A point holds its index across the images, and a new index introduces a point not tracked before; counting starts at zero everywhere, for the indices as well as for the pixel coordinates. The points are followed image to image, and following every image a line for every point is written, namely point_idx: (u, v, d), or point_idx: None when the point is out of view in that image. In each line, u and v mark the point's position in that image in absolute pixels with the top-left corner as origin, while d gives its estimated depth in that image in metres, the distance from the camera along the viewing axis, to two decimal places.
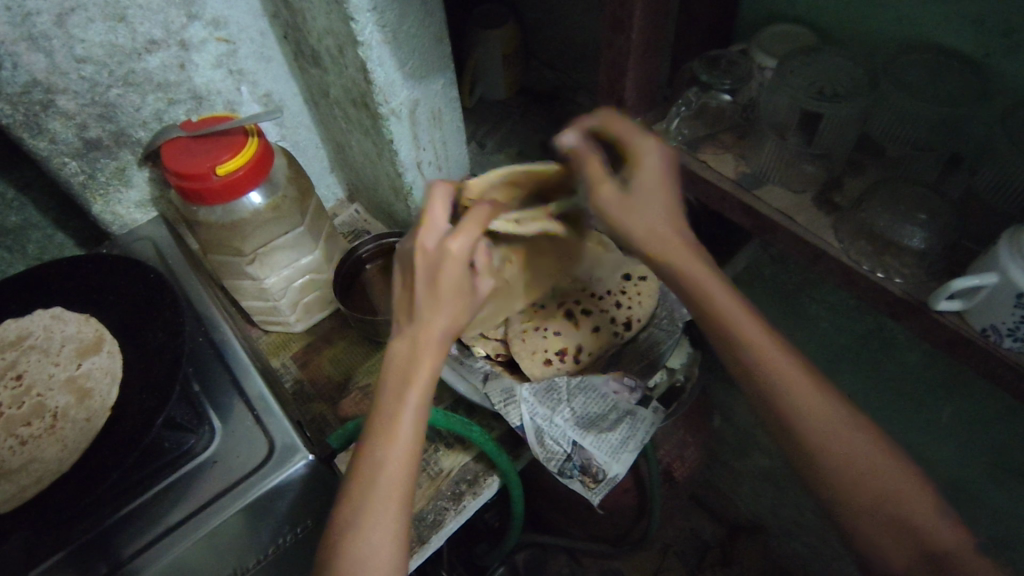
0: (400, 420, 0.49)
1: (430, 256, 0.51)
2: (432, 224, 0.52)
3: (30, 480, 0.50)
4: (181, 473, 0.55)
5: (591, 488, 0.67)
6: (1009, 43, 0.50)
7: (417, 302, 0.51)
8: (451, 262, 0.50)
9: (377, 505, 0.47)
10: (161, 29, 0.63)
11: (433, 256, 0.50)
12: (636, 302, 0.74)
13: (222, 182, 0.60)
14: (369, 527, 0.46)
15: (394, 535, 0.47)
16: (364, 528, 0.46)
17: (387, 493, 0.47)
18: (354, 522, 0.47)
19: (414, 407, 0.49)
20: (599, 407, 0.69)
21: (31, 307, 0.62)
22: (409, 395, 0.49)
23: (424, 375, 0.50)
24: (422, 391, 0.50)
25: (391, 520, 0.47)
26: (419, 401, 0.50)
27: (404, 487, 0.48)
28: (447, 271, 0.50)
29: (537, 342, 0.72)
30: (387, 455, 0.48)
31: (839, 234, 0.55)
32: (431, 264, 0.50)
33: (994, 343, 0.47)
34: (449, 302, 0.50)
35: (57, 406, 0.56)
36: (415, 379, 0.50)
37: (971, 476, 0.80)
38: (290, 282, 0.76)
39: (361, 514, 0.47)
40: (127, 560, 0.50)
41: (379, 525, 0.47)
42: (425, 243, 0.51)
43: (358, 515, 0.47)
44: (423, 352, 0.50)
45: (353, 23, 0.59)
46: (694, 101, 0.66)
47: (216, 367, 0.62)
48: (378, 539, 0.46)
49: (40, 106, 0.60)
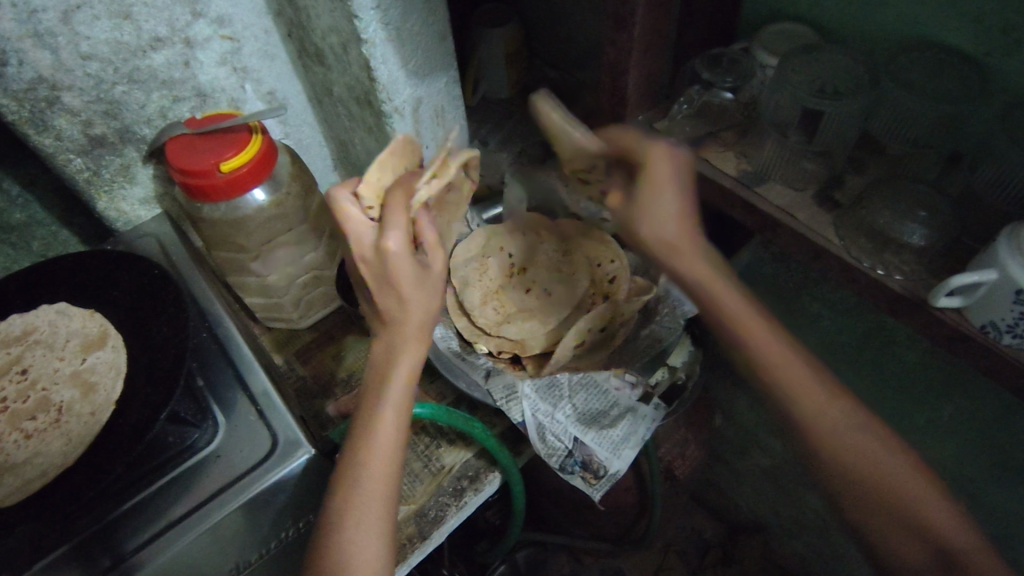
0: (380, 417, 0.50)
1: (374, 266, 0.52)
2: (363, 238, 0.53)
3: (35, 474, 0.51)
4: (184, 468, 0.55)
5: (592, 484, 0.68)
6: (1007, 42, 0.50)
7: (384, 305, 0.53)
8: (396, 260, 0.51)
9: (360, 500, 0.48)
10: (166, 27, 0.63)
11: (375, 263, 0.52)
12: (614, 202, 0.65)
13: (227, 178, 0.61)
14: (352, 524, 0.47)
15: (378, 529, 0.48)
16: (348, 522, 0.47)
17: (371, 489, 0.48)
18: (337, 520, 0.47)
19: (395, 401, 0.51)
20: (600, 403, 0.71)
21: (35, 303, 0.63)
22: (390, 388, 0.51)
23: (404, 371, 0.51)
24: (403, 384, 0.51)
25: (373, 513, 0.48)
26: (400, 398, 0.51)
27: (387, 481, 0.49)
28: (395, 268, 0.51)
29: None
30: (370, 450, 0.49)
31: (840, 232, 0.55)
32: (378, 266, 0.52)
33: (993, 340, 0.48)
34: (413, 298, 0.52)
35: (63, 401, 0.57)
36: (395, 375, 0.51)
37: (972, 475, 0.80)
38: (292, 279, 0.77)
39: (345, 511, 0.48)
40: (131, 553, 0.51)
41: (361, 522, 0.47)
42: (364, 255, 0.53)
43: (343, 513, 0.48)
44: (402, 347, 0.52)
45: (356, 21, 0.59)
46: (696, 99, 0.66)
47: (220, 363, 0.62)
48: (363, 536, 0.47)
49: (46, 102, 0.60)
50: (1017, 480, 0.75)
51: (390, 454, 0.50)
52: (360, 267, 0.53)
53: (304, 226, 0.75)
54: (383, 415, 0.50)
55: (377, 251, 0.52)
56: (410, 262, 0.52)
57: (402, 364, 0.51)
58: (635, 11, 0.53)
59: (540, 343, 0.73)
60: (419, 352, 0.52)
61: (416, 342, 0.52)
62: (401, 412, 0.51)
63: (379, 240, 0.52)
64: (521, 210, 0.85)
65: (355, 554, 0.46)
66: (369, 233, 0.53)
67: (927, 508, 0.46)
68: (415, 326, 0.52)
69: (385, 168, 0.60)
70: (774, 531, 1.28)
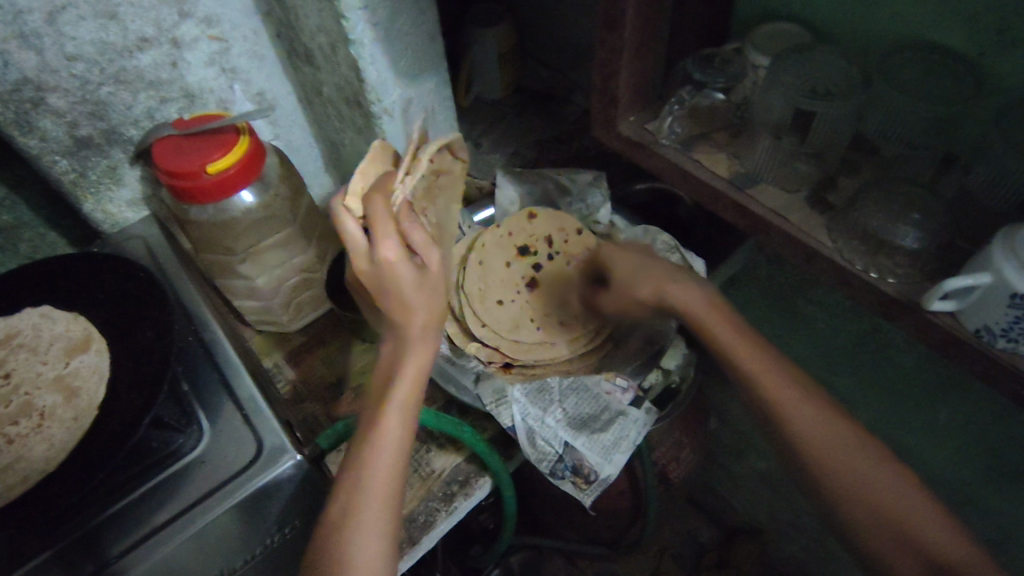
0: (384, 416, 0.50)
1: (372, 275, 0.52)
2: (357, 248, 0.52)
3: (16, 479, 0.50)
4: (169, 473, 0.55)
5: (583, 489, 0.67)
6: (1003, 42, 0.49)
7: (389, 310, 0.53)
8: (394, 267, 0.52)
9: (365, 499, 0.47)
10: (153, 27, 0.63)
11: (372, 273, 0.52)
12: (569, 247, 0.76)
13: (214, 180, 0.60)
14: (357, 523, 0.47)
15: (381, 528, 0.47)
16: (351, 521, 0.47)
17: (376, 490, 0.48)
18: (342, 517, 0.47)
19: (400, 403, 0.51)
20: (591, 407, 0.70)
21: (20, 306, 0.62)
22: (396, 388, 0.51)
23: (409, 372, 0.52)
24: (408, 384, 0.51)
25: (378, 513, 0.47)
26: (406, 398, 0.51)
27: (391, 481, 0.48)
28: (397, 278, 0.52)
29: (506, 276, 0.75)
30: (373, 450, 0.49)
31: (832, 235, 0.55)
32: (376, 276, 0.52)
33: (988, 344, 0.47)
34: (417, 301, 0.52)
35: (45, 405, 0.56)
36: (400, 373, 0.51)
37: (967, 481, 0.80)
38: (281, 282, 0.76)
39: (349, 509, 0.47)
40: (114, 559, 0.51)
41: (365, 519, 0.47)
42: (360, 265, 0.52)
43: (347, 513, 0.47)
44: (409, 346, 0.52)
45: (344, 21, 0.58)
46: (687, 100, 0.64)
47: (205, 367, 0.61)
48: (365, 535, 0.46)
49: (30, 104, 0.59)
50: (1011, 485, 0.74)
51: (395, 454, 0.49)
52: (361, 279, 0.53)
53: (293, 228, 0.74)
54: (387, 415, 0.50)
55: (372, 261, 0.52)
56: (408, 267, 0.52)
57: (410, 363, 0.52)
58: (625, 11, 0.52)
59: (537, 352, 0.70)
60: (424, 352, 0.53)
61: (422, 344, 0.53)
62: (406, 412, 0.51)
63: (374, 249, 0.51)
64: (513, 210, 0.81)
65: (356, 551, 0.46)
66: (362, 240, 0.52)
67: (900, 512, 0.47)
68: (419, 328, 0.53)
69: (369, 173, 0.55)
70: (771, 533, 1.28)
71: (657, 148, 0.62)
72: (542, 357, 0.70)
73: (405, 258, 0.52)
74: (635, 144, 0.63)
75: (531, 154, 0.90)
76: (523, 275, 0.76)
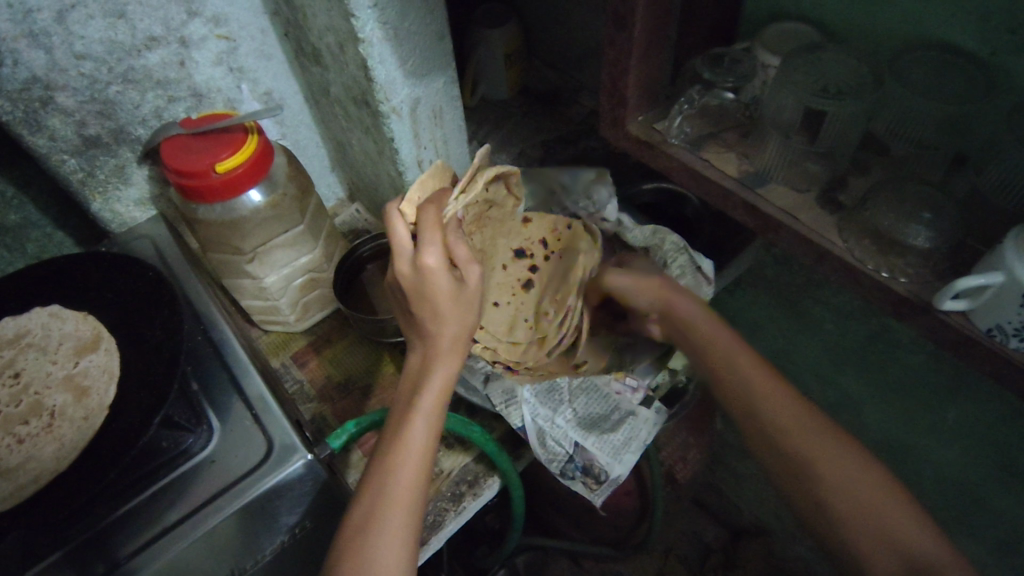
0: (412, 424, 0.50)
1: (413, 281, 0.52)
2: (403, 253, 0.52)
3: (27, 478, 0.49)
4: (180, 472, 0.54)
5: (594, 488, 0.69)
6: (1015, 40, 0.49)
7: (422, 318, 0.53)
8: (433, 276, 0.51)
9: (387, 505, 0.47)
10: (162, 26, 0.63)
11: (415, 279, 0.52)
12: (563, 244, 0.75)
13: (222, 179, 0.60)
14: (377, 530, 0.46)
15: (402, 536, 0.46)
16: (372, 526, 0.46)
17: (399, 497, 0.48)
18: (363, 522, 0.47)
19: (427, 412, 0.51)
20: (600, 407, 0.72)
21: (29, 305, 0.62)
22: (422, 398, 0.52)
23: (437, 382, 0.52)
24: (434, 395, 0.52)
25: (399, 521, 0.47)
26: (433, 408, 0.52)
27: (415, 488, 0.48)
28: (434, 287, 0.51)
29: (504, 278, 0.76)
30: (399, 457, 0.49)
31: (843, 234, 0.55)
32: (416, 285, 0.52)
33: (1001, 344, 0.47)
34: (450, 311, 0.52)
35: (55, 406, 0.55)
36: (428, 383, 0.52)
37: (976, 480, 0.80)
38: (289, 282, 0.76)
39: (371, 514, 0.47)
40: (124, 561, 0.50)
41: (387, 525, 0.46)
42: (402, 269, 0.52)
43: (368, 518, 0.47)
44: (436, 358, 0.53)
45: (353, 19, 0.58)
46: (697, 99, 0.64)
47: (215, 366, 0.61)
48: (384, 542, 0.46)
49: (39, 103, 0.59)
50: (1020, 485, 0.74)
51: (419, 461, 0.49)
52: (402, 285, 0.53)
53: (301, 228, 0.73)
54: (413, 424, 0.51)
55: (414, 265, 0.52)
56: (447, 277, 0.51)
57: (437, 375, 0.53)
58: (635, 9, 0.52)
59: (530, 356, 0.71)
60: (453, 364, 0.54)
61: (451, 356, 0.54)
62: (431, 423, 0.51)
63: (416, 254, 0.51)
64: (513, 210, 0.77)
65: (375, 555, 0.45)
66: (408, 245, 0.52)
67: (908, 511, 0.47)
68: (449, 340, 0.53)
69: (428, 186, 0.59)
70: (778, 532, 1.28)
71: (666, 148, 0.62)
72: (535, 358, 0.70)
73: (446, 268, 0.52)
74: (644, 143, 0.63)
75: (537, 153, 0.89)
76: (520, 277, 0.76)
